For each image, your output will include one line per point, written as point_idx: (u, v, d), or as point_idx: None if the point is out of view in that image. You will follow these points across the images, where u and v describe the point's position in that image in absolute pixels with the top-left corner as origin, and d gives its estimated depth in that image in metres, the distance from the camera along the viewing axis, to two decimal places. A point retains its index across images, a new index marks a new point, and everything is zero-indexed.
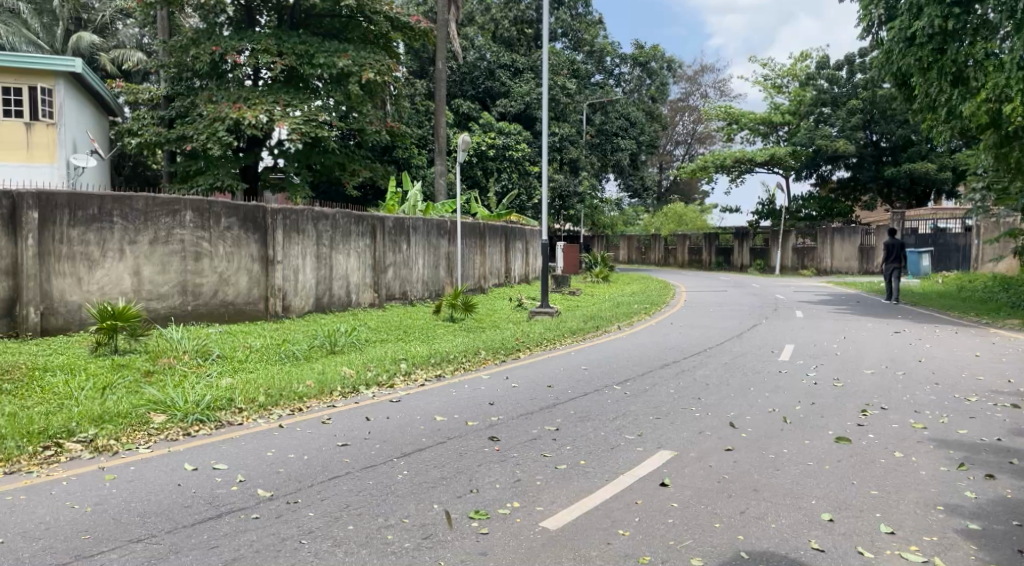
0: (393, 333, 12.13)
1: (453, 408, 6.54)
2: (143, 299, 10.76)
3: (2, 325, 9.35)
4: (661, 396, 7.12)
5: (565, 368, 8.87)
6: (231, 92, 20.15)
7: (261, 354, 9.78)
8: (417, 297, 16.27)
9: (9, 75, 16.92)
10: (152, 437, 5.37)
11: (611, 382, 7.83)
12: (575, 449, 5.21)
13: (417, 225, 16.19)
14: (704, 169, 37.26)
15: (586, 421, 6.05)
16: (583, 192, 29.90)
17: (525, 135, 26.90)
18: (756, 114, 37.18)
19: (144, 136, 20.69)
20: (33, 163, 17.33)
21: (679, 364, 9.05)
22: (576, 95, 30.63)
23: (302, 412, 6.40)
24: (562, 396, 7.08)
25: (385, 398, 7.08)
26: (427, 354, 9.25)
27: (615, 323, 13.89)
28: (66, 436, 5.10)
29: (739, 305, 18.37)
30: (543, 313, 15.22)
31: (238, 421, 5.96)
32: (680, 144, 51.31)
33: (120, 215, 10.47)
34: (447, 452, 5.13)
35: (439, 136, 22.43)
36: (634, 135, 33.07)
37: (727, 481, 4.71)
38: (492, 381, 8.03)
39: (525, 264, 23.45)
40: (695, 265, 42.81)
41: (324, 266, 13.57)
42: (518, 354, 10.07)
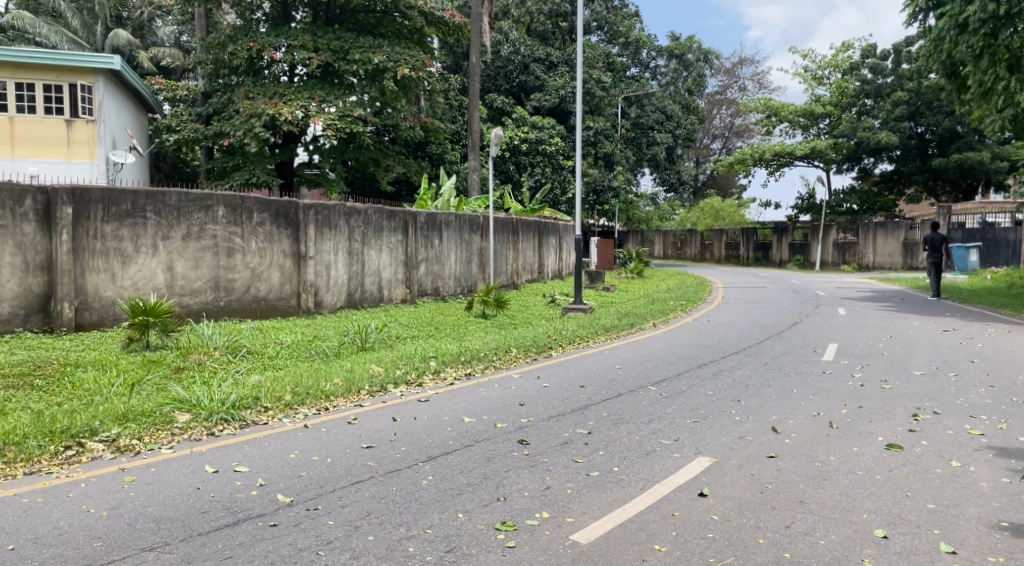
0: (424, 330, 11.99)
1: (482, 409, 6.33)
2: (176, 294, 10.78)
3: (37, 320, 9.42)
4: (698, 398, 6.83)
5: (599, 367, 8.61)
6: (267, 88, 20.23)
7: (291, 351, 9.71)
8: (449, 293, 16.14)
9: (51, 74, 17.16)
10: (175, 437, 5.27)
11: (646, 382, 7.55)
12: (608, 455, 4.97)
13: (450, 220, 16.05)
14: (742, 163, 36.56)
15: (620, 424, 5.79)
16: (617, 186, 29.56)
17: (559, 129, 26.62)
18: (796, 106, 36.32)
19: (183, 133, 20.99)
20: (73, 161, 17.69)
21: (717, 364, 8.73)
22: (611, 89, 30.23)
23: (328, 411, 6.26)
24: (595, 397, 6.83)
25: (414, 398, 6.92)
26: (458, 352, 9.07)
27: (650, 320, 13.57)
28: (88, 435, 5.02)
29: (778, 302, 17.87)
30: (577, 310, 14.96)
31: (264, 421, 5.85)
32: (717, 137, 50.46)
33: (153, 211, 10.48)
34: (474, 456, 4.93)
35: (473, 130, 22.27)
36: (670, 128, 32.53)
37: (771, 492, 4.42)
38: (523, 380, 7.82)
39: (559, 260, 23.21)
40: (732, 260, 42.06)
41: (356, 262, 13.50)
42: (550, 352, 9.84)
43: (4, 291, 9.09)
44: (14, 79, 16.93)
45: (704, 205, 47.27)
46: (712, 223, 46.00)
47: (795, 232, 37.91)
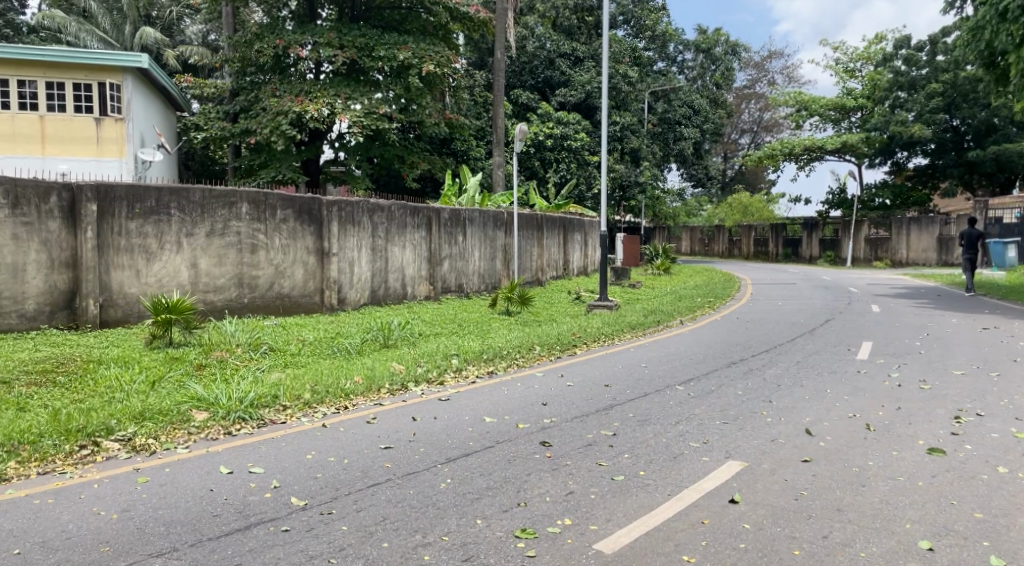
0: (447, 327, 11.85)
1: (504, 409, 6.17)
2: (200, 291, 10.78)
3: (63, 316, 9.46)
4: (728, 398, 6.60)
5: (626, 365, 8.40)
6: (294, 86, 20.27)
7: (313, 348, 9.64)
8: (473, 290, 16.01)
9: (80, 73, 17.33)
10: (191, 436, 5.18)
11: (674, 381, 7.33)
12: (634, 458, 4.76)
13: (474, 217, 15.91)
14: (771, 157, 35.99)
15: (646, 425, 5.59)
16: (644, 182, 29.22)
17: (584, 125, 26.35)
18: (827, 99, 35.61)
19: (210, 131, 21.13)
20: (102, 158, 17.87)
21: (747, 362, 8.47)
22: (637, 84, 29.86)
23: (347, 410, 6.14)
24: (621, 396, 6.62)
25: (435, 396, 6.78)
26: (480, 350, 8.92)
27: (677, 318, 13.30)
28: (104, 434, 4.96)
29: (809, 299, 17.46)
30: (602, 307, 14.74)
31: (282, 420, 5.75)
32: (745, 132, 49.70)
33: (177, 208, 10.48)
34: (494, 458, 4.76)
35: (498, 126, 22.08)
36: (698, 123, 32.03)
37: (806, 498, 4.19)
38: (547, 379, 7.64)
39: (584, 256, 22.98)
40: (761, 257, 41.42)
41: (380, 258, 13.41)
42: (575, 350, 9.65)
43: (29, 288, 9.14)
44: (45, 78, 17.09)
45: (732, 200, 46.62)
46: (740, 219, 45.35)
47: (826, 227, 37.20)
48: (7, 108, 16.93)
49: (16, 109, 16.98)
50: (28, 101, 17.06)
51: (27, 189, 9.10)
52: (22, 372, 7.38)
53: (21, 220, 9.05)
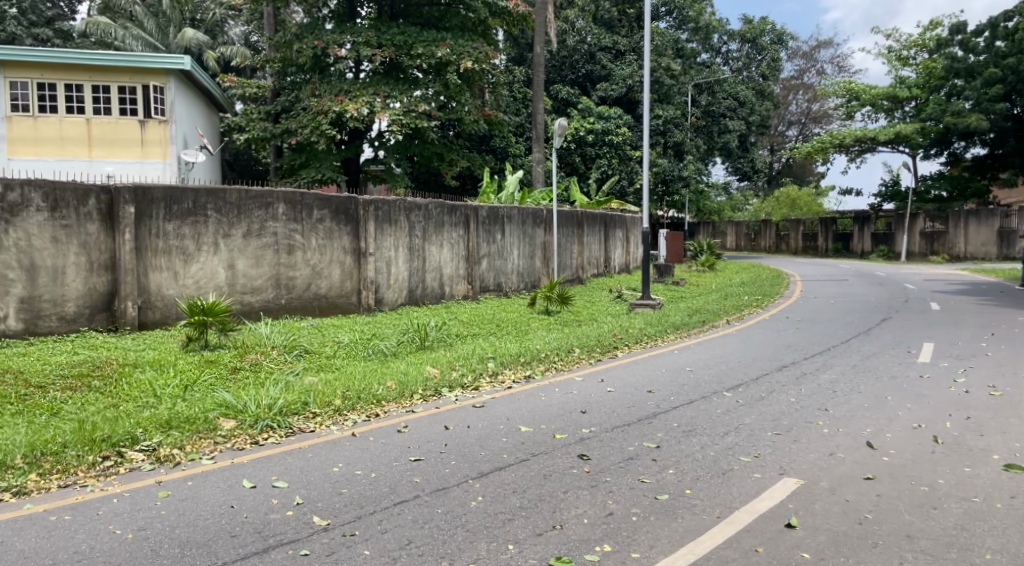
0: (485, 328, 11.61)
1: (541, 417, 5.89)
2: (237, 292, 10.73)
3: (102, 319, 9.49)
4: (780, 406, 6.18)
5: (669, 369, 8.04)
6: (333, 85, 20.20)
7: (348, 350, 9.48)
8: (512, 289, 15.75)
9: (126, 75, 17.60)
10: (217, 446, 5.02)
11: (721, 387, 6.94)
12: (680, 474, 4.42)
13: (512, 214, 15.64)
14: (821, 151, 34.70)
15: (691, 436, 5.23)
16: (687, 176, 28.56)
17: (626, 119, 25.82)
18: (879, 88, 34.37)
19: (252, 132, 21.27)
20: (146, 160, 18.11)
21: (800, 366, 8.01)
22: (680, 76, 29.22)
23: (378, 418, 5.93)
24: (665, 404, 6.28)
25: (470, 403, 6.54)
26: (517, 352, 8.65)
27: (723, 317, 12.83)
28: (130, 443, 4.82)
29: (863, 296, 16.74)
30: (645, 306, 14.34)
31: (311, 428, 5.56)
32: (793, 124, 48.35)
33: (214, 209, 10.44)
34: (528, 473, 4.46)
35: (537, 122, 21.76)
36: (744, 115, 31.16)
37: (871, 523, 3.79)
38: (586, 384, 7.32)
39: (626, 253, 22.54)
40: (810, 252, 40.25)
41: (417, 258, 13.24)
42: (616, 352, 9.30)
43: (69, 291, 9.18)
44: (91, 82, 17.38)
45: (779, 194, 45.46)
46: (788, 213, 44.17)
47: (878, 221, 35.96)
48: (55, 111, 17.16)
49: (63, 112, 17.22)
50: (75, 104, 17.31)
51: (66, 192, 9.13)
52: (58, 377, 7.37)
53: (60, 222, 9.10)
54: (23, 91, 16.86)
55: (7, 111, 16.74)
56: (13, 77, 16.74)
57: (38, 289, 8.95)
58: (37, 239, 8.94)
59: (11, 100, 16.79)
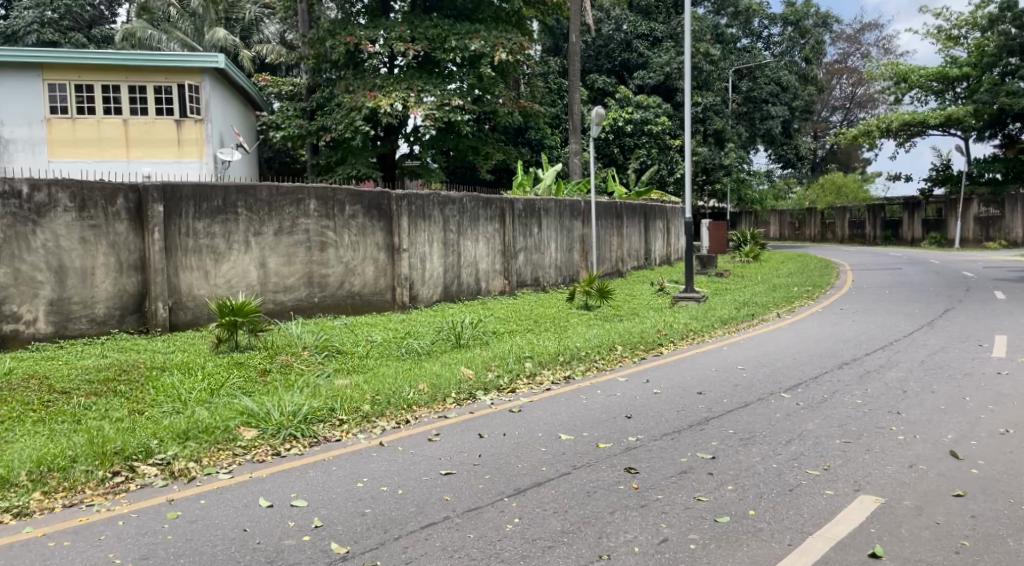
0: (522, 324, 11.19)
1: (584, 423, 5.45)
2: (269, 291, 10.50)
3: (133, 320, 9.33)
4: (845, 409, 5.61)
5: (720, 367, 7.52)
6: (367, 81, 19.91)
7: (381, 350, 9.14)
8: (550, 284, 15.30)
9: (163, 75, 17.65)
10: (236, 458, 4.70)
11: (778, 388, 6.40)
12: (741, 491, 3.92)
13: (549, 206, 15.18)
14: (867, 135, 33.39)
15: (750, 445, 4.72)
16: (729, 164, 27.72)
17: (665, 108, 25.06)
18: (928, 69, 32.99)
19: (288, 130, 21.19)
20: (183, 160, 18.12)
21: (862, 363, 7.39)
22: (720, 62, 28.34)
23: (408, 425, 5.55)
24: (716, 407, 5.78)
25: (506, 407, 6.12)
26: (556, 351, 8.19)
27: (772, 310, 12.18)
28: (144, 456, 4.55)
29: (920, 285, 15.85)
30: (689, 299, 13.78)
31: (337, 437, 5.20)
32: (838, 109, 46.84)
33: (244, 206, 10.21)
34: (569, 490, 4.02)
35: (574, 113, 21.21)
36: (787, 101, 30.14)
37: (970, 553, 3.24)
38: (631, 385, 6.85)
39: (667, 245, 21.88)
40: (858, 240, 38.91)
41: (452, 253, 12.88)
42: (660, 350, 8.78)
43: (99, 292, 9.04)
44: (127, 82, 17.43)
45: (824, 181, 44.11)
46: (833, 201, 42.82)
47: (929, 207, 34.58)
48: (92, 113, 17.24)
49: (100, 113, 17.30)
50: (112, 105, 17.38)
51: (94, 191, 8.98)
52: (84, 383, 7.19)
53: (88, 223, 8.95)
54: (62, 93, 16.98)
55: (46, 113, 16.86)
56: (51, 79, 16.85)
57: (67, 291, 8.82)
58: (65, 240, 8.80)
59: (50, 103, 16.89)
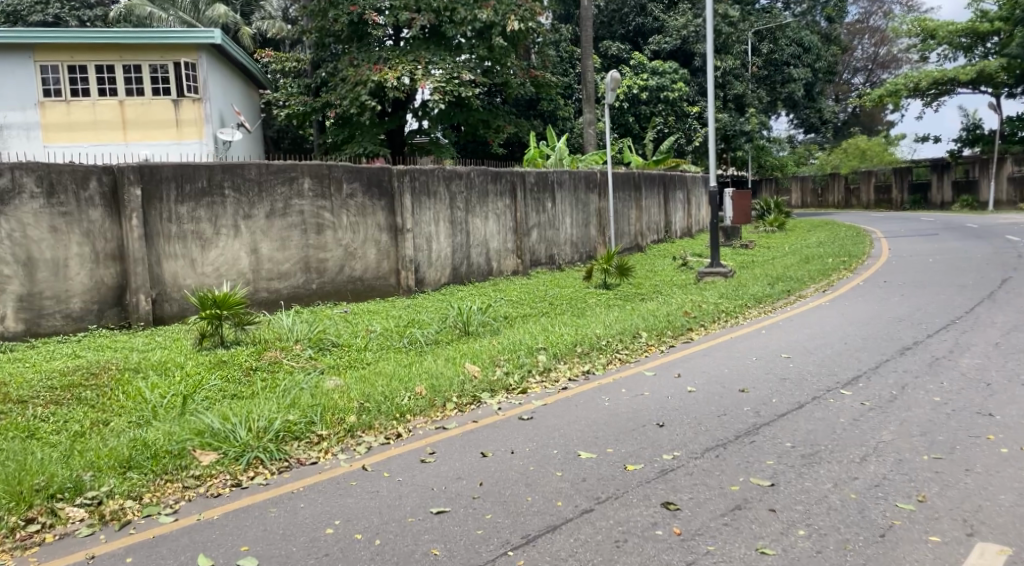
0: (537, 308, 10.31)
1: (609, 435, 4.55)
2: (263, 279, 9.65)
3: (114, 314, 8.55)
4: (923, 411, 4.67)
5: (762, 356, 6.59)
6: (372, 53, 18.86)
7: (381, 342, 8.28)
8: (566, 261, 14.37)
9: (157, 53, 16.70)
10: (185, 493, 3.87)
11: (833, 383, 5.47)
12: (819, 540, 3.01)
13: (563, 178, 14.19)
14: (894, 94, 31.80)
15: (817, 465, 3.82)
16: (751, 131, 26.44)
17: (682, 73, 23.72)
18: (957, 24, 31.29)
19: (292, 108, 20.24)
20: (182, 141, 17.27)
21: (926, 348, 6.41)
22: (740, 23, 26.88)
23: (397, 442, 4.66)
24: (766, 410, 4.89)
25: (516, 413, 5.24)
26: (573, 339, 7.30)
27: (809, 285, 11.17)
28: (72, 495, 3.75)
29: (964, 252, 14.74)
30: (715, 274, 12.80)
31: (314, 458, 4.36)
32: (860, 70, 45.00)
33: (231, 186, 9.31)
34: (597, 538, 3.14)
35: (588, 81, 20.07)
36: (809, 62, 28.68)
37: None
38: (661, 381, 5.94)
39: (688, 217, 20.80)
40: (884, 205, 37.43)
41: (460, 232, 11.97)
42: (691, 336, 7.82)
43: (74, 285, 8.24)
44: (122, 61, 16.56)
45: (847, 145, 42.54)
46: (857, 165, 41.38)
47: (959, 168, 33.12)
48: (86, 94, 16.43)
49: (95, 95, 16.48)
50: (106, 86, 16.55)
51: (63, 174, 8.15)
52: (44, 390, 6.39)
53: (58, 210, 8.13)
54: (54, 75, 16.17)
55: (39, 97, 16.07)
56: (43, 60, 16.01)
57: (38, 285, 8.03)
58: (33, 230, 7.98)
59: (42, 85, 16.09)
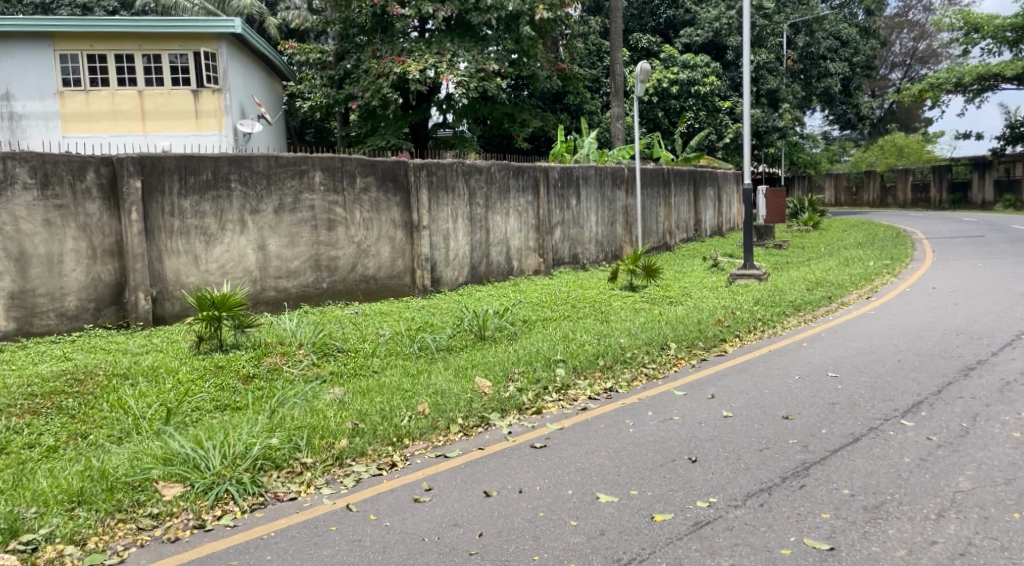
0: (558, 311, 9.69)
1: (632, 472, 3.93)
2: (271, 277, 9.13)
3: (111, 313, 8.04)
4: (1003, 451, 4.00)
5: (805, 374, 5.92)
6: (396, 45, 18.27)
7: (390, 348, 7.71)
8: (590, 260, 13.72)
9: (176, 42, 16.31)
10: (139, 536, 3.37)
11: (890, 411, 4.80)
12: None
13: (588, 174, 13.54)
14: (935, 89, 30.44)
15: (887, 523, 3.18)
16: (784, 127, 25.49)
17: (714, 67, 22.86)
18: (1005, 18, 29.83)
19: (315, 100, 19.79)
20: (201, 132, 16.89)
21: (995, 370, 5.70)
22: (774, 15, 25.75)
23: (390, 476, 4.09)
24: (820, 445, 4.24)
25: (529, 440, 4.64)
26: (595, 349, 6.67)
27: (852, 291, 10.39)
28: (7, 538, 3.24)
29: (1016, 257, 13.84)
30: (748, 277, 12.08)
31: (293, 493, 3.83)
32: (897, 66, 43.54)
33: (238, 179, 8.76)
34: None
35: (616, 74, 19.35)
36: (846, 56, 27.62)
37: None
38: (693, 402, 5.30)
39: (719, 215, 19.99)
40: (922, 204, 36.09)
41: (479, 229, 11.39)
42: (725, 348, 7.16)
43: (69, 282, 7.73)
44: (141, 51, 16.20)
45: (884, 142, 41.12)
46: (894, 163, 40.03)
47: (1002, 167, 31.78)
48: (106, 84, 16.11)
49: (114, 85, 16.16)
50: (126, 76, 16.23)
51: (58, 165, 7.62)
52: (23, 397, 5.89)
53: (53, 202, 7.61)
54: (73, 65, 15.84)
55: (59, 87, 15.78)
56: (62, 50, 15.71)
57: (31, 282, 7.51)
58: (26, 224, 7.45)
59: (61, 75, 15.78)
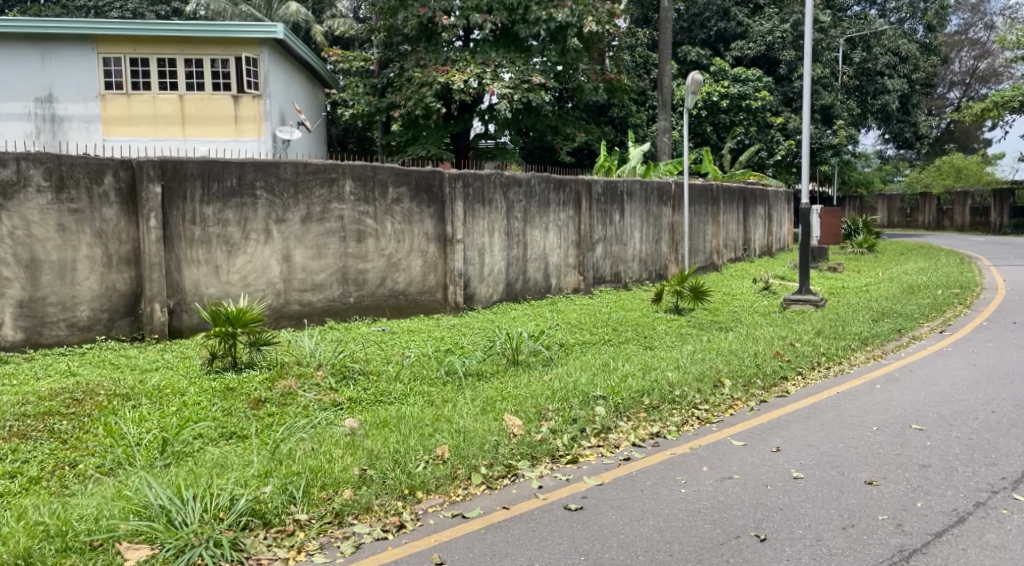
0: (597, 334, 8.97)
1: (687, 554, 3.22)
2: (295, 291, 8.61)
3: (125, 325, 7.56)
4: None
5: (884, 425, 5.11)
6: (440, 54, 17.78)
7: (414, 371, 7.08)
8: (633, 279, 12.97)
9: (218, 47, 16.06)
10: None
11: (999, 481, 4.00)
12: None
13: (634, 189, 12.82)
14: (998, 109, 28.85)
15: None
16: (838, 145, 24.23)
17: (767, 81, 21.89)
18: None
19: (357, 108, 19.40)
20: (240, 139, 16.63)
21: None
22: (830, 29, 24.31)
23: (396, 541, 3.45)
24: (918, 525, 3.47)
25: (563, 498, 3.95)
26: (640, 386, 5.93)
27: (922, 324, 9.46)
28: None
29: None
30: (806, 303, 11.20)
31: (279, 561, 3.23)
32: (956, 84, 41.88)
33: (264, 187, 8.27)
34: None
35: (665, 87, 18.58)
36: (905, 73, 26.30)
37: None
38: (754, 457, 4.54)
39: (769, 234, 19.03)
40: (980, 227, 33.84)
41: (517, 244, 10.77)
42: (786, 388, 6.36)
43: (81, 291, 7.28)
44: (182, 55, 16.00)
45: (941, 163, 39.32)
46: (951, 185, 38.23)
47: None
48: (148, 88, 15.93)
49: (156, 89, 15.98)
50: (168, 80, 16.04)
51: (75, 167, 7.18)
52: (14, 418, 5.41)
53: (68, 206, 7.17)
54: (117, 68, 15.72)
55: (102, 89, 15.66)
56: (106, 52, 15.59)
57: (41, 290, 7.09)
58: (38, 228, 7.04)
59: (105, 78, 15.67)
